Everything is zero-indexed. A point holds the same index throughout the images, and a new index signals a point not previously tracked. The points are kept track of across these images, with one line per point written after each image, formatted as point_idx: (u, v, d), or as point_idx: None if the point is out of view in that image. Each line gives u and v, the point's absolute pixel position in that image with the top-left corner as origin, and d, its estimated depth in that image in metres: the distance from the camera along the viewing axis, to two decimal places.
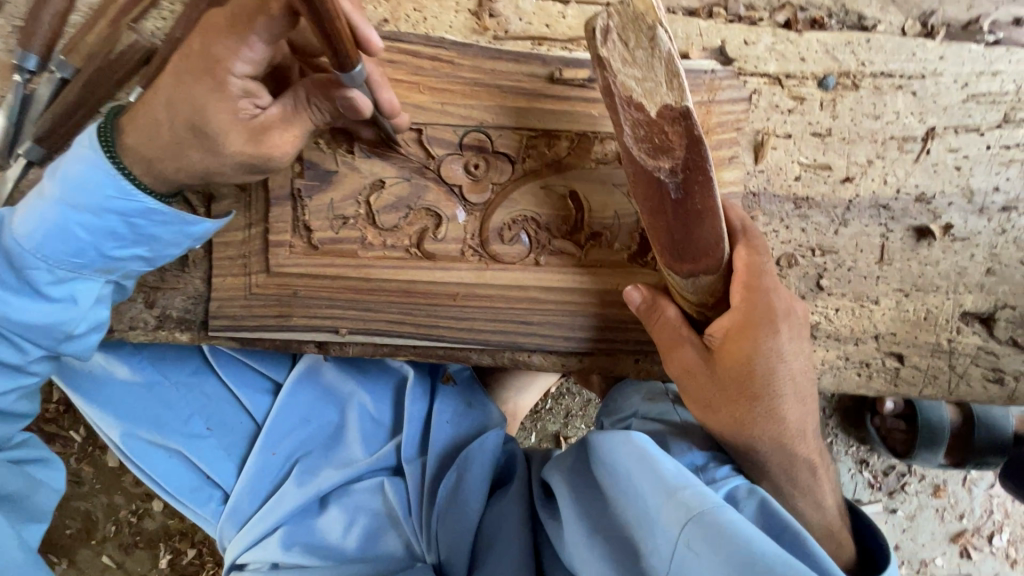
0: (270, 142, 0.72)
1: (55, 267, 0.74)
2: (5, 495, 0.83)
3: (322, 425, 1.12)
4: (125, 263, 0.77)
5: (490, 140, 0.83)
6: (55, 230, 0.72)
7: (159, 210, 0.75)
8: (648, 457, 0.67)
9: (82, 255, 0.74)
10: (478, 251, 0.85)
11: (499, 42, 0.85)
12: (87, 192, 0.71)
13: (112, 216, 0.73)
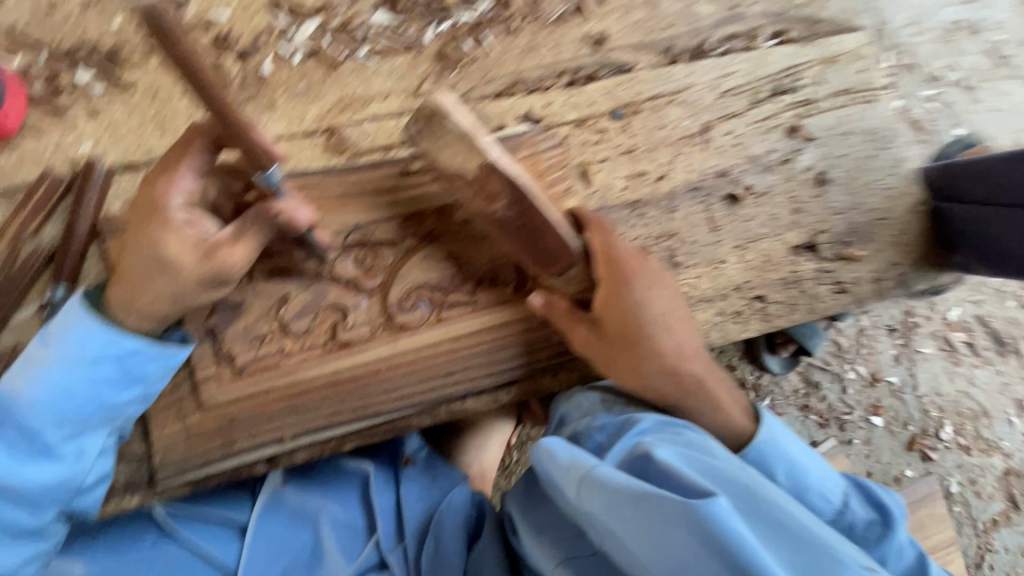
0: (221, 258, 0.81)
1: (66, 422, 0.84)
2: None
3: (298, 550, 1.13)
4: (126, 406, 0.86)
5: (370, 234, 0.98)
6: (61, 391, 0.82)
7: (142, 352, 0.84)
8: (549, 454, 0.81)
9: (85, 407, 0.84)
10: (388, 326, 0.96)
11: (355, 159, 1.03)
12: (84, 352, 0.82)
13: (106, 365, 0.84)
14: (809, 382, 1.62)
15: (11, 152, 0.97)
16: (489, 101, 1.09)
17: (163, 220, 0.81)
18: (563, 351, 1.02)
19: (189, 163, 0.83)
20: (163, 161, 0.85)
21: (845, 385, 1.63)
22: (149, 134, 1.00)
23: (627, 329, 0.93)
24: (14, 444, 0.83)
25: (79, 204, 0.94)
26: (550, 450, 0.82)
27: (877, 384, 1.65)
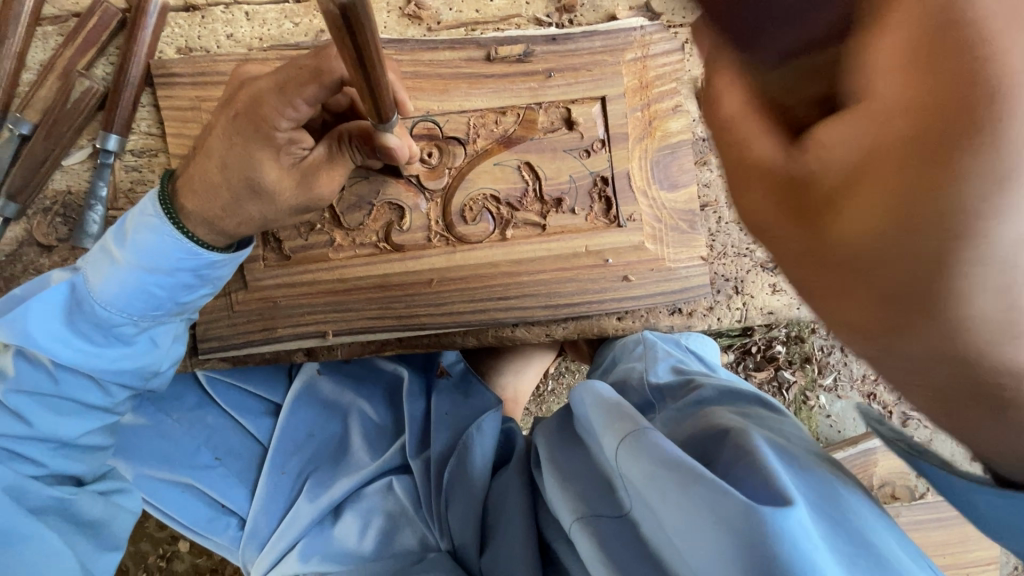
0: (319, 186, 0.77)
1: (138, 320, 0.78)
2: (88, 521, 0.80)
3: (327, 438, 1.16)
4: (195, 305, 0.82)
5: (440, 126, 0.86)
6: (135, 292, 0.75)
7: (223, 260, 0.78)
8: (596, 398, 0.74)
9: (160, 307, 0.78)
10: (445, 235, 0.87)
11: (434, 33, 0.88)
12: (162, 258, 0.75)
13: (183, 273, 0.77)
14: None
15: None
16: None
17: (264, 138, 0.72)
18: (636, 298, 0.89)
19: (313, 92, 0.69)
20: (280, 74, 0.70)
21: None
22: None
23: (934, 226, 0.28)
24: (78, 340, 0.76)
25: (132, 41, 0.84)
26: (599, 393, 0.75)
27: None
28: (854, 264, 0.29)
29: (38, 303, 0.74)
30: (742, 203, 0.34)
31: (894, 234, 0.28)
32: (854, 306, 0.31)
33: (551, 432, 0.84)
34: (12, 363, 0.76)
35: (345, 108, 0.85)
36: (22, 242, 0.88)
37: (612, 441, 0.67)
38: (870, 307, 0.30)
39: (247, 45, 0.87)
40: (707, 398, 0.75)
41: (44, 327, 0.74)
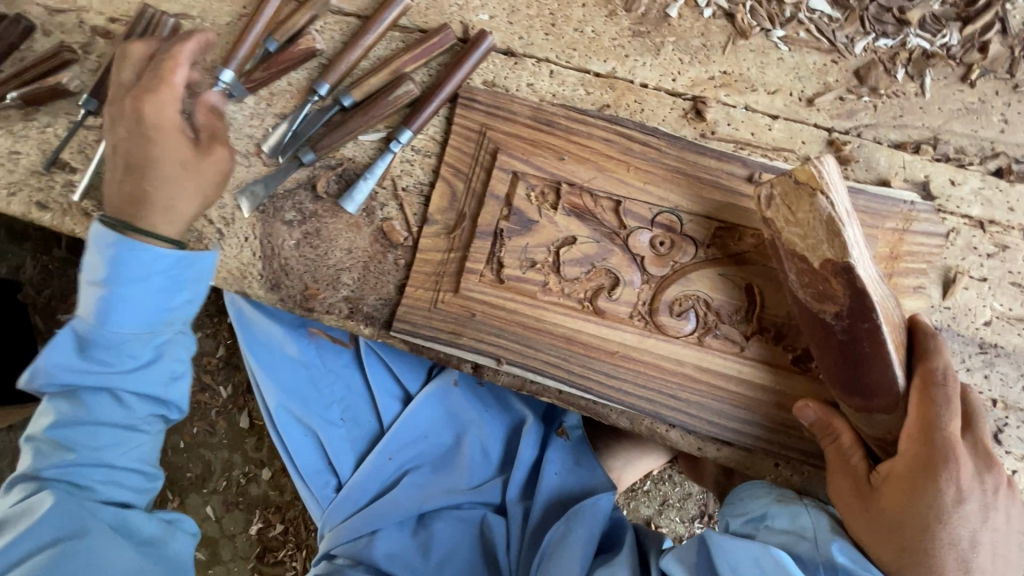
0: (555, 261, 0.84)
1: (132, 335, 0.85)
2: (146, 539, 0.93)
3: (437, 445, 1.22)
4: (180, 310, 0.89)
5: (681, 222, 0.91)
6: (116, 307, 0.83)
7: (181, 258, 0.87)
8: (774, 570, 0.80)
9: (147, 318, 0.86)
10: (645, 318, 0.91)
11: (705, 140, 0.94)
12: (131, 268, 0.84)
13: (154, 277, 0.85)
14: None
15: None
16: (884, 147, 0.91)
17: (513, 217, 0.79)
18: (799, 446, 0.91)
19: None
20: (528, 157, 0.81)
21: None
22: (537, 29, 1.01)
23: (901, 523, 0.78)
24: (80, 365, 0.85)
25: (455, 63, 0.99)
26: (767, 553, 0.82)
27: None
28: (884, 512, 0.80)
29: (52, 340, 0.85)
30: (834, 486, 0.87)
31: (876, 507, 0.81)
32: (884, 547, 0.80)
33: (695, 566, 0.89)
34: (51, 349, 0.84)
35: (606, 178, 0.93)
36: (302, 184, 1.06)
37: None
38: (902, 550, 0.78)
39: (540, 96, 0.99)
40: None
41: (55, 357, 0.84)
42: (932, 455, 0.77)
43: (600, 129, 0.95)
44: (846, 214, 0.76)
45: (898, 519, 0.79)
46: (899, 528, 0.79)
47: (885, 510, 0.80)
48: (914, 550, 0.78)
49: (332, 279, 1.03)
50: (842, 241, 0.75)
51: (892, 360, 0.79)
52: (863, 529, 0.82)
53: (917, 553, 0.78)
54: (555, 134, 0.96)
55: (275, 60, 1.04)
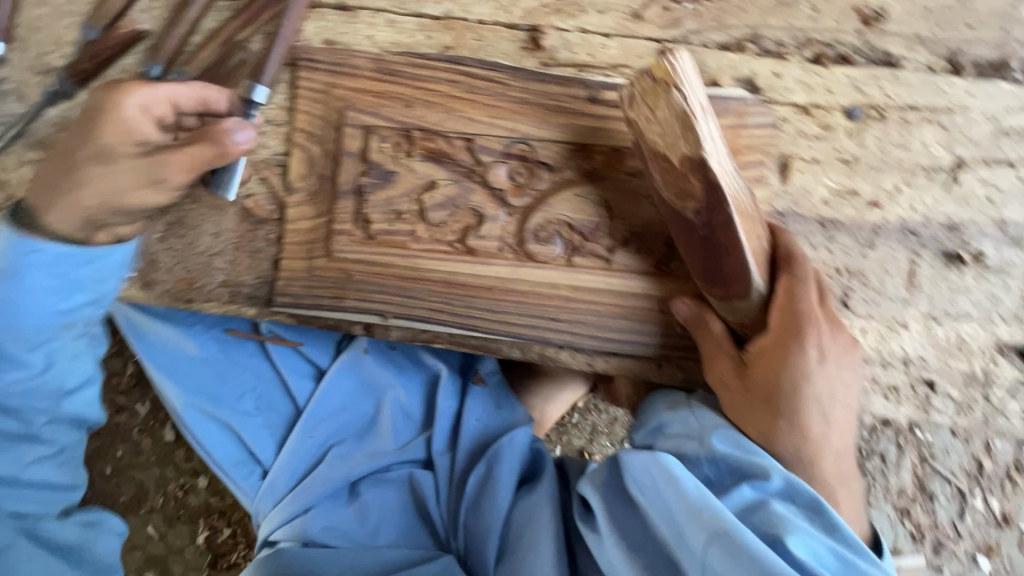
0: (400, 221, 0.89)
1: (30, 339, 0.91)
2: (66, 545, 1.02)
3: (358, 414, 1.22)
4: (77, 312, 0.94)
5: (533, 151, 0.93)
6: (8, 305, 0.88)
7: (73, 252, 0.90)
8: (676, 483, 0.77)
9: (40, 318, 0.90)
10: (515, 250, 0.93)
11: (547, 68, 0.96)
12: (5, 261, 0.87)
13: (41, 274, 0.89)
14: (922, 489, 1.39)
15: None
16: (712, 51, 0.95)
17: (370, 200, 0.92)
18: (679, 344, 0.95)
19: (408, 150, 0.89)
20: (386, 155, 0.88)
21: (964, 510, 1.38)
22: None
23: (774, 390, 0.84)
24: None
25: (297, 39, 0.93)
26: (681, 480, 0.76)
27: (1003, 526, 1.39)
28: (759, 386, 0.85)
29: None
30: (712, 375, 0.90)
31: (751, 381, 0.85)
32: (758, 417, 0.85)
33: (606, 492, 0.85)
34: None
35: (456, 119, 0.94)
36: None
37: (699, 536, 0.73)
38: (776, 415, 0.84)
39: (381, 48, 0.98)
40: (770, 489, 0.80)
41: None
42: (792, 322, 0.84)
43: (444, 72, 0.95)
44: (702, 109, 0.79)
45: (772, 389, 0.84)
46: (770, 398, 0.84)
47: (758, 383, 0.85)
48: (784, 413, 0.83)
49: (206, 267, 1.01)
50: (694, 136, 0.78)
51: (744, 246, 0.83)
52: (737, 408, 0.87)
53: (786, 418, 0.83)
54: (401, 83, 0.95)
55: (100, 47, 1.00)
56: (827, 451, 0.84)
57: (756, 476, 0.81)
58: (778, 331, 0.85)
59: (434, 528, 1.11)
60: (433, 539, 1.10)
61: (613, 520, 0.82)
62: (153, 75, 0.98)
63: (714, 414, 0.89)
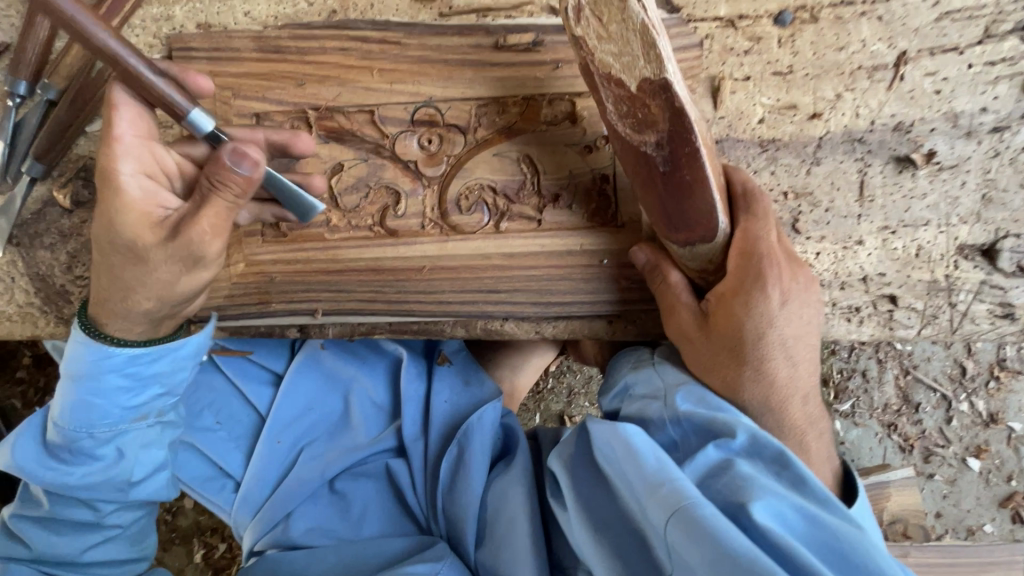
0: (188, 236, 0.66)
1: (94, 433, 0.78)
2: None
3: (324, 413, 1.18)
4: (150, 404, 0.81)
5: (441, 113, 0.85)
6: (79, 405, 0.76)
7: (145, 351, 0.77)
8: (631, 454, 0.71)
9: (108, 416, 0.78)
10: (439, 224, 0.86)
11: (444, 18, 0.87)
12: (86, 365, 0.75)
13: (111, 374, 0.76)
14: (906, 401, 1.37)
15: None
16: None
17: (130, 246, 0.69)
18: (631, 300, 0.87)
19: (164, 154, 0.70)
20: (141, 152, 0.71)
21: (950, 415, 1.37)
22: None
23: (738, 337, 0.75)
24: (51, 457, 0.80)
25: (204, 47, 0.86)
26: (636, 450, 0.71)
27: (992, 425, 1.37)
28: (722, 335, 0.76)
29: (17, 431, 0.81)
30: (673, 328, 0.81)
31: (715, 330, 0.76)
32: (721, 368, 0.77)
33: (571, 465, 0.82)
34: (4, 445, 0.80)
35: (353, 91, 0.86)
36: (46, 202, 0.93)
37: (659, 514, 0.67)
38: (741, 364, 0.75)
39: (261, 23, 0.89)
40: (734, 449, 0.71)
41: (24, 452, 0.80)
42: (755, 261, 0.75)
43: (331, 40, 0.85)
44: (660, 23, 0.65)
45: (737, 337, 0.75)
46: (734, 347, 0.75)
47: (720, 333, 0.76)
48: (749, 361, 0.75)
49: None
50: (658, 53, 0.64)
51: (709, 182, 0.73)
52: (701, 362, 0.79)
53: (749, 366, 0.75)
54: (287, 60, 0.86)
55: None
56: (797, 393, 0.76)
57: (721, 436, 0.72)
58: (740, 274, 0.76)
59: (417, 516, 1.08)
60: (416, 526, 1.08)
61: (579, 497, 0.78)
62: (19, 93, 0.88)
63: (678, 370, 0.82)
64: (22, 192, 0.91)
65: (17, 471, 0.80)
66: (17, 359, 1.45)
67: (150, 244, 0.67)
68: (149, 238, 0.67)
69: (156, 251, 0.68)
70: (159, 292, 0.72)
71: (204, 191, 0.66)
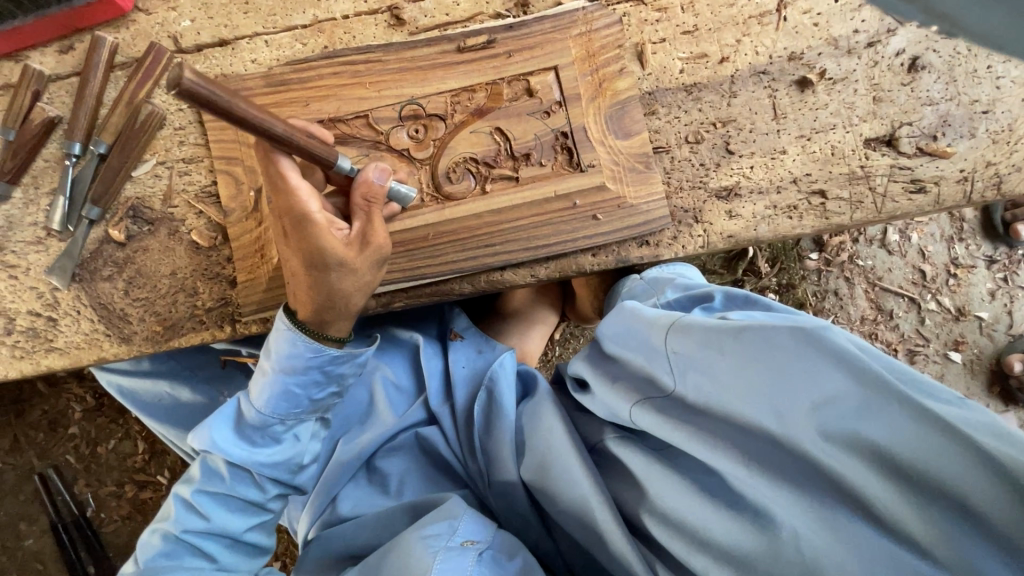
0: (378, 240, 0.93)
1: (284, 419, 1.04)
2: None
3: (352, 402, 1.27)
4: (325, 399, 1.06)
5: (423, 107, 1.04)
6: (281, 393, 1.01)
7: (341, 355, 1.02)
8: (637, 314, 0.95)
9: (299, 404, 1.03)
10: (435, 196, 1.03)
11: (414, 36, 1.08)
12: (297, 361, 0.98)
13: (315, 370, 1.01)
14: (880, 310, 1.50)
15: (129, 29, 1.11)
16: None
17: (323, 267, 0.91)
18: (604, 231, 1.02)
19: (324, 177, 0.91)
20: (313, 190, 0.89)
21: (923, 315, 1.50)
22: (234, 12, 1.11)
23: None
24: (242, 438, 1.04)
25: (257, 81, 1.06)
26: (638, 311, 0.95)
27: (961, 319, 1.51)
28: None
29: (217, 411, 1.04)
30: None
31: None
32: None
33: (592, 360, 1.03)
34: (210, 421, 1.03)
35: (349, 101, 1.04)
36: (102, 240, 1.09)
37: (660, 337, 0.88)
38: None
39: (267, 66, 1.10)
40: (714, 307, 0.98)
41: (220, 433, 1.02)
42: None
43: (326, 66, 1.05)
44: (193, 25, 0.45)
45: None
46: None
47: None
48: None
49: (172, 305, 1.09)
50: None
51: None
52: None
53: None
54: (292, 88, 1.05)
55: (19, 144, 1.08)
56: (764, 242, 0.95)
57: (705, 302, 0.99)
58: None
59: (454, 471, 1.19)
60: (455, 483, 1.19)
61: (605, 379, 0.98)
62: (74, 152, 1.07)
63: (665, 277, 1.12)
64: (83, 234, 1.08)
65: (213, 448, 1.01)
66: (68, 415, 1.56)
67: (357, 255, 0.92)
68: (354, 253, 0.92)
69: (359, 259, 0.93)
70: (364, 290, 0.96)
71: (363, 210, 0.93)
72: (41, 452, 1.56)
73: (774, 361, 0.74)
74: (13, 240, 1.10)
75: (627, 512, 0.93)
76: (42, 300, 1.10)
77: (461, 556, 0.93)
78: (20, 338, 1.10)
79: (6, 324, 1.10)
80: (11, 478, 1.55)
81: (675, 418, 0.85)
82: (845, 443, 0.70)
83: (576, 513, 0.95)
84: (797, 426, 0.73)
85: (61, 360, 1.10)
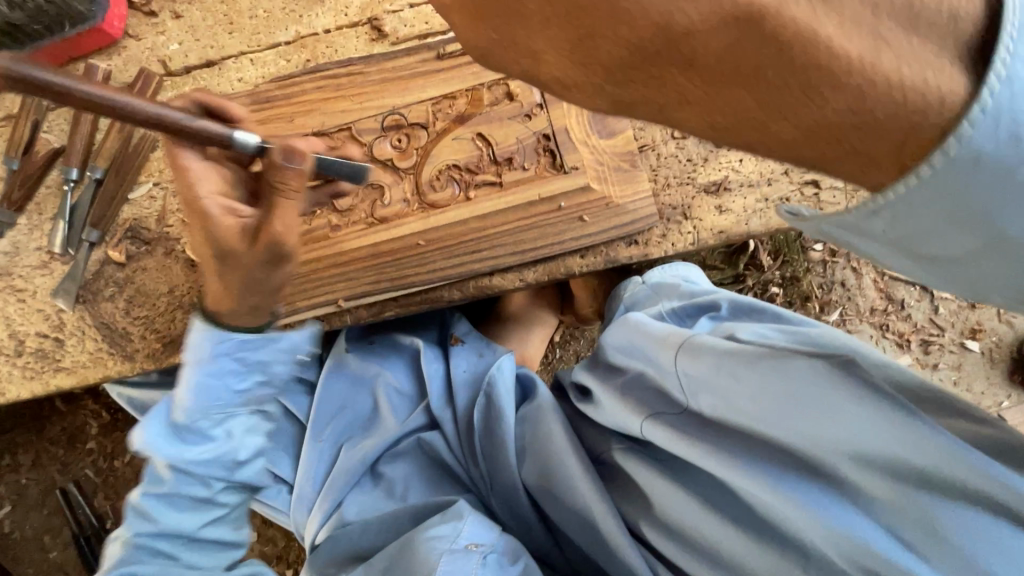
0: None
1: (209, 415, 1.01)
2: None
3: (357, 408, 1.27)
4: (246, 389, 1.03)
5: (405, 116, 1.04)
6: (200, 389, 0.97)
7: (253, 338, 0.97)
8: (642, 327, 0.94)
9: (220, 397, 1.00)
10: (420, 204, 1.03)
11: (395, 45, 1.11)
12: (206, 351, 0.94)
13: (229, 358, 0.97)
14: (890, 300, 1.46)
15: (121, 56, 1.15)
16: None
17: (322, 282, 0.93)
18: (591, 232, 1.01)
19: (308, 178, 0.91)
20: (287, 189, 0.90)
21: (936, 304, 1.45)
22: (221, 34, 1.15)
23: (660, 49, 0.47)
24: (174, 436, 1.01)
25: (243, 98, 1.07)
26: (642, 323, 0.95)
27: (978, 305, 1.45)
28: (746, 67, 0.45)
29: (145, 413, 1.02)
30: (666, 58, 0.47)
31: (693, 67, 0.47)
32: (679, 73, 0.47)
33: (594, 370, 1.02)
34: (136, 429, 1.00)
35: (331, 115, 1.05)
36: (102, 261, 1.12)
37: (667, 354, 0.86)
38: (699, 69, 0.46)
39: (254, 84, 1.12)
40: (721, 315, 0.97)
41: (151, 431, 1.00)
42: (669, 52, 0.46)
43: (308, 81, 1.06)
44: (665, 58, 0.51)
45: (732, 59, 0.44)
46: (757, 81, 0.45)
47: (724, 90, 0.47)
48: (876, 33, 0.42)
49: (171, 322, 1.12)
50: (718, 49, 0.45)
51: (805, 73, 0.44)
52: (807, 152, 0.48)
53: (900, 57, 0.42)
54: (277, 105, 1.06)
55: (25, 174, 1.12)
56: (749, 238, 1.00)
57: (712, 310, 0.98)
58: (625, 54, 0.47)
59: (460, 476, 1.17)
60: (460, 486, 1.17)
61: (615, 393, 0.94)
62: (72, 177, 1.10)
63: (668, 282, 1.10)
64: (84, 256, 1.11)
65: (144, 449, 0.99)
66: (86, 431, 1.62)
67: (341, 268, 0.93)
68: None
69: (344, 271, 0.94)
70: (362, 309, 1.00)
71: None
72: (61, 467, 1.61)
73: (792, 386, 0.72)
74: (19, 266, 1.14)
75: (629, 517, 0.91)
76: (49, 321, 1.13)
77: (466, 557, 0.92)
78: (29, 359, 1.13)
79: (16, 346, 1.14)
80: (34, 493, 1.61)
81: (687, 436, 0.81)
82: (888, 469, 0.66)
83: (585, 513, 0.92)
84: (835, 451, 0.69)
85: (69, 379, 1.13)
